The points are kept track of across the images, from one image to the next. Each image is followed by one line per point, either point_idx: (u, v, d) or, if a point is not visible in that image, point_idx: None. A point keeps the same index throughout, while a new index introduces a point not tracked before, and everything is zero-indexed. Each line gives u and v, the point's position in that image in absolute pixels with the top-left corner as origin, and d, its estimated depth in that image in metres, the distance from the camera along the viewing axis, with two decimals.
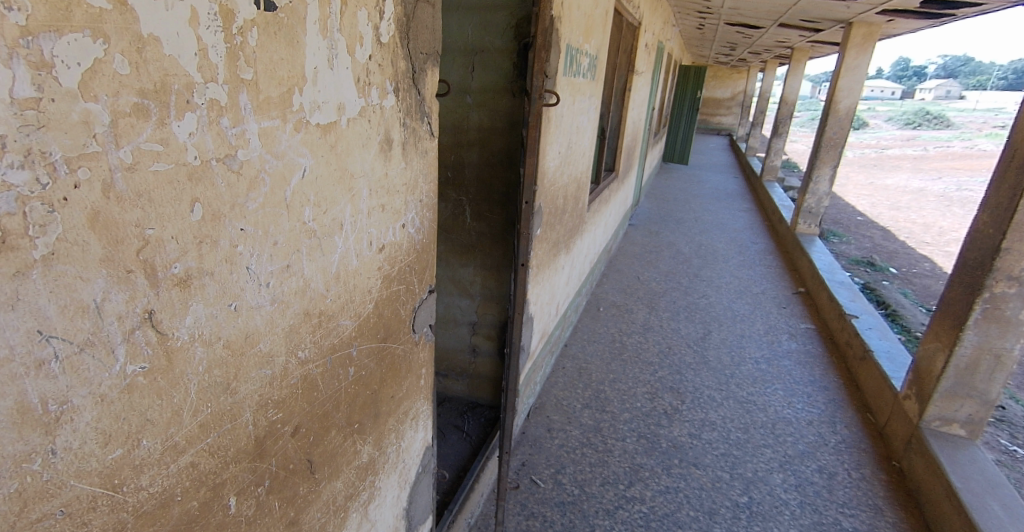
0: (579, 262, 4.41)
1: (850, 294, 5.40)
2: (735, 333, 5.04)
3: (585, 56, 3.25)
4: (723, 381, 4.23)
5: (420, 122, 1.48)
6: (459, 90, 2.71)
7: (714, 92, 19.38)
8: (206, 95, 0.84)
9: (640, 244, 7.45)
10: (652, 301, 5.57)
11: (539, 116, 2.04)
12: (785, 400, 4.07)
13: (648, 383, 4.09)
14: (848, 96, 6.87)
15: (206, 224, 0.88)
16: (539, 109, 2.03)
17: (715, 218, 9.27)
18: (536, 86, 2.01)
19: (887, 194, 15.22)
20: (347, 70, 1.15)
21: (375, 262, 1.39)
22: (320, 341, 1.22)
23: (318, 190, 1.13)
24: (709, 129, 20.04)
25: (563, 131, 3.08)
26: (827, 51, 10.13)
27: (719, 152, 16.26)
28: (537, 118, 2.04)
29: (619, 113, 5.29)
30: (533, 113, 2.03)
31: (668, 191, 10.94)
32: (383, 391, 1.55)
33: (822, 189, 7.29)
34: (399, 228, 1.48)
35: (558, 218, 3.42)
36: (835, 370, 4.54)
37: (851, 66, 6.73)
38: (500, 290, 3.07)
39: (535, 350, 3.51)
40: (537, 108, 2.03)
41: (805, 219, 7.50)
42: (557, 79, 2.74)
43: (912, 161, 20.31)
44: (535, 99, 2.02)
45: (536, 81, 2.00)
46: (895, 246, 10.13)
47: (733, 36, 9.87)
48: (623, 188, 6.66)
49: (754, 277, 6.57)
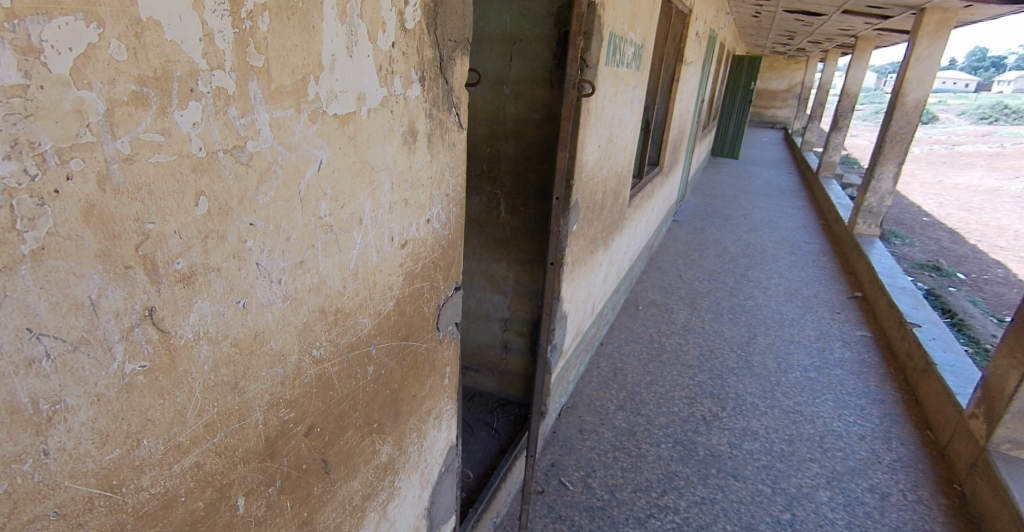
0: (618, 259, 4.29)
1: (912, 301, 5.05)
2: (782, 337, 4.80)
3: (629, 45, 3.12)
4: (767, 388, 4.03)
5: (448, 113, 1.42)
6: (497, 81, 2.65)
7: (769, 84, 18.60)
8: (212, 84, 0.80)
9: (685, 240, 7.22)
10: (695, 301, 5.37)
11: (574, 107, 1.94)
12: (835, 412, 3.84)
13: (686, 387, 3.94)
14: (918, 89, 6.37)
15: (212, 219, 0.84)
16: (574, 99, 1.93)
17: (766, 216, 8.88)
18: (572, 75, 1.91)
19: (957, 194, 14.24)
20: (368, 58, 1.10)
21: (397, 258, 1.35)
22: (336, 339, 1.18)
23: (335, 184, 1.08)
24: (762, 122, 19.26)
25: (604, 123, 2.97)
26: (896, 39, 9.51)
27: (773, 147, 15.61)
28: (573, 110, 1.94)
29: (666, 106, 5.11)
30: (568, 104, 1.94)
31: (715, 187, 10.58)
32: (404, 390, 1.51)
33: (884, 187, 6.86)
34: (424, 224, 1.43)
35: (597, 213, 3.31)
36: (891, 381, 4.26)
37: (922, 55, 6.28)
38: (534, 287, 3.00)
39: (569, 349, 3.42)
40: (573, 98, 1.93)
41: (864, 219, 7.08)
42: (599, 69, 2.63)
43: (986, 159, 18.94)
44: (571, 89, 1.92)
45: (572, 70, 1.90)
46: (964, 250, 9.47)
47: (792, 24, 9.40)
48: (668, 183, 6.43)
49: (806, 279, 6.25)
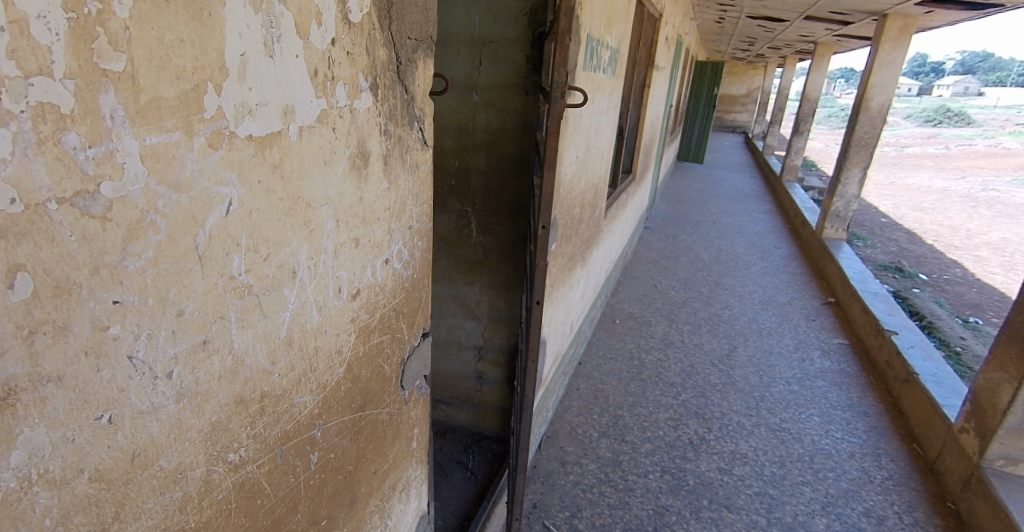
0: (595, 273, 4.07)
1: (887, 307, 5.00)
2: (762, 348, 4.67)
3: (605, 48, 2.89)
4: (752, 405, 3.86)
5: (408, 128, 1.15)
6: (465, 87, 2.38)
7: (729, 89, 18.87)
8: (32, 99, 0.51)
9: (657, 248, 7.08)
10: (672, 312, 5.20)
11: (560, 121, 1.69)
12: (822, 428, 3.70)
13: (670, 407, 3.73)
14: (882, 93, 6.40)
15: (42, 304, 0.54)
16: (560, 111, 1.68)
17: (734, 220, 8.86)
18: (558, 81, 1.65)
19: (910, 194, 14.67)
20: (297, 60, 0.82)
21: (348, 312, 1.06)
22: (264, 432, 0.89)
23: (254, 229, 0.79)
24: (723, 126, 19.52)
25: (581, 133, 2.73)
26: (853, 45, 9.66)
27: (735, 151, 15.80)
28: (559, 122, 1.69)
29: (638, 113, 4.92)
30: (553, 116, 1.69)
31: (683, 192, 10.55)
32: (361, 469, 1.22)
33: (851, 191, 6.87)
34: (381, 266, 1.14)
35: (575, 229, 3.07)
36: (874, 392, 4.16)
37: (884, 61, 6.29)
38: (510, 312, 2.74)
39: (548, 375, 3.16)
40: (558, 110, 1.68)
41: (832, 222, 7.09)
42: (576, 74, 2.39)
43: (933, 160, 19.70)
44: (556, 100, 1.67)
45: (556, 75, 1.65)
46: (922, 250, 9.66)
47: (754, 30, 9.43)
48: (640, 191, 6.27)
49: (780, 286, 6.17)
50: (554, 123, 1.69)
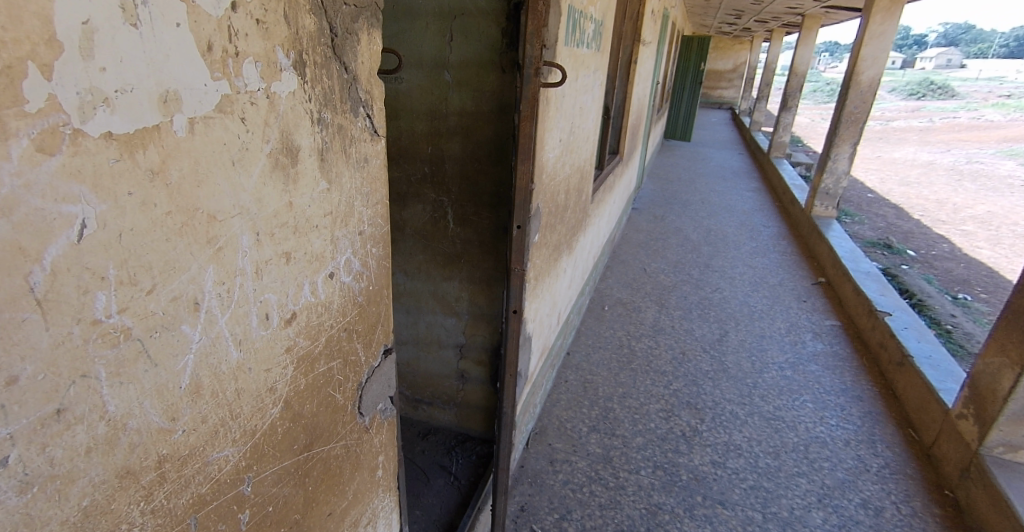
0: (582, 261, 3.89)
1: (879, 287, 4.90)
2: (754, 332, 4.55)
3: (589, 21, 2.68)
4: (745, 393, 3.74)
5: (352, 115, 0.95)
6: (436, 66, 2.17)
7: (715, 64, 18.58)
8: None
9: (645, 230, 6.93)
10: (662, 297, 5.06)
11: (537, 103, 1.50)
12: (816, 415, 3.60)
13: (661, 398, 3.61)
14: (872, 67, 6.21)
15: None
16: (537, 91, 1.49)
17: (723, 199, 8.72)
18: (532, 56, 1.46)
19: (896, 169, 14.63)
20: (180, 31, 0.62)
21: (281, 341, 0.88)
22: (166, 503, 0.72)
23: (127, 256, 0.61)
24: (710, 103, 19.27)
25: (564, 114, 2.53)
26: (841, 17, 9.47)
27: (722, 128, 15.62)
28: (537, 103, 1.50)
29: (624, 91, 4.71)
30: (528, 98, 1.49)
31: (671, 171, 10.37)
32: (311, 515, 1.05)
33: (841, 168, 6.73)
34: (324, 281, 0.96)
35: (560, 216, 2.88)
36: (868, 375, 4.07)
37: (875, 33, 6.12)
38: (492, 308, 2.56)
39: (534, 371, 3.00)
40: (534, 90, 1.49)
41: (822, 200, 6.97)
42: (557, 49, 2.18)
43: (917, 133, 19.68)
44: (531, 79, 1.48)
45: (531, 49, 1.45)
46: (909, 225, 9.61)
47: (741, 3, 9.17)
48: (627, 172, 6.07)
49: (770, 266, 6.05)
50: (530, 107, 1.49)
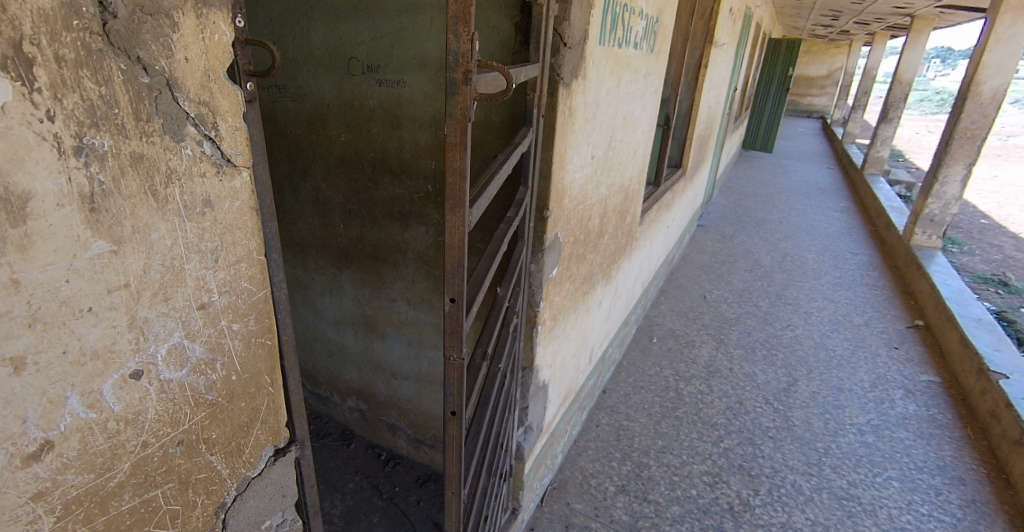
0: (625, 290, 3.45)
1: (993, 340, 4.08)
2: (829, 383, 3.91)
3: (638, 17, 2.26)
4: (813, 461, 3.16)
5: (166, 139, 0.62)
6: (441, 67, 1.84)
7: (806, 70, 17.19)
8: None
9: (710, 251, 6.31)
10: (721, 331, 4.50)
11: (470, 124, 0.94)
12: (902, 498, 2.96)
13: (709, 458, 3.10)
14: (996, 76, 5.28)
15: None
16: (468, 107, 0.93)
17: (804, 219, 7.87)
18: (457, 51, 0.90)
19: (1017, 191, 12.85)
20: None
21: (15, 487, 0.57)
22: None
23: None
24: (798, 111, 17.87)
25: (598, 126, 2.12)
26: (960, 18, 8.31)
27: (810, 139, 14.37)
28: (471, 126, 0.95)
29: (691, 98, 4.21)
30: (455, 118, 0.94)
31: (747, 185, 9.56)
32: None
33: (950, 192, 5.80)
34: (121, 386, 0.64)
35: (593, 244, 2.47)
36: (972, 451, 3.35)
37: (1003, 36, 5.21)
38: None
39: (553, 420, 2.61)
40: (463, 105, 0.93)
41: (924, 228, 6.06)
42: (586, 49, 1.79)
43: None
44: (458, 88, 0.92)
45: (455, 42, 0.90)
46: None
47: (839, 3, 8.26)
48: (691, 188, 5.51)
49: (855, 302, 5.29)
50: (456, 131, 0.94)
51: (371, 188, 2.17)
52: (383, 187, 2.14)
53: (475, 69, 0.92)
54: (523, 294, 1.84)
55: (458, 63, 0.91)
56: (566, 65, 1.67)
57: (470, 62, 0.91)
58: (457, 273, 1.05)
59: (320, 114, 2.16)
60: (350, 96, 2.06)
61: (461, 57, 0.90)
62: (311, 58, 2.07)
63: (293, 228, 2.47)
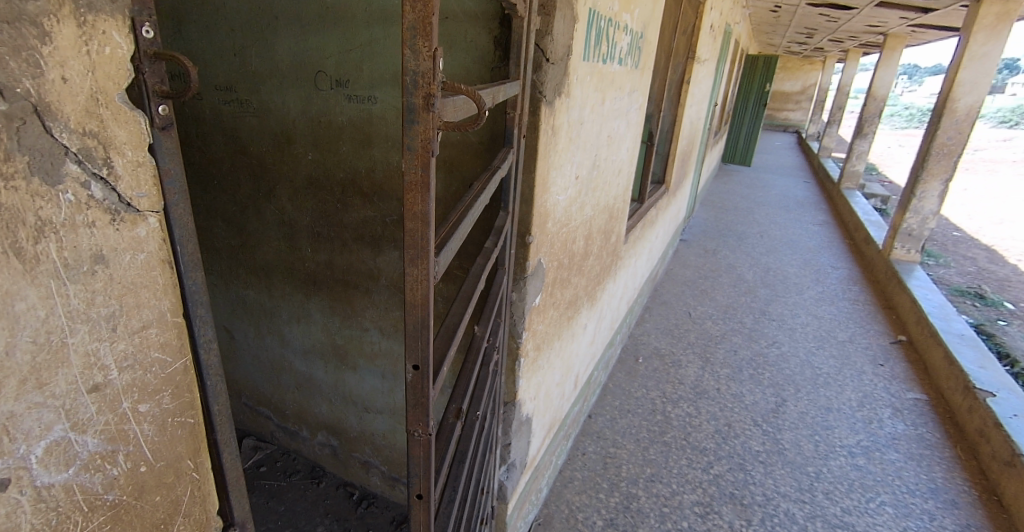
0: (610, 311, 3.33)
1: (977, 356, 4.05)
2: (817, 403, 3.83)
3: (622, 32, 2.16)
4: (805, 487, 3.06)
5: (34, 182, 0.47)
6: None
7: (781, 85, 17.49)
8: None
9: (694, 266, 6.25)
10: (707, 349, 4.41)
11: (433, 159, 0.82)
12: (897, 525, 2.86)
13: (698, 486, 2.98)
14: (970, 93, 5.33)
15: None
16: (430, 138, 0.80)
17: (785, 233, 7.89)
18: (416, 70, 0.77)
19: (986, 203, 13.15)
20: None
21: None
22: None
23: None
24: (775, 125, 18.15)
25: (581, 145, 2.01)
26: (931, 36, 8.48)
27: (788, 152, 14.57)
28: (434, 161, 0.82)
29: (674, 114, 4.15)
30: (415, 150, 0.81)
31: (727, 198, 9.59)
32: None
33: (928, 207, 5.84)
34: None
35: (577, 268, 2.35)
36: (963, 473, 3.28)
37: (976, 54, 5.27)
38: None
39: (537, 454, 2.46)
40: (425, 137, 0.80)
41: (903, 242, 6.08)
42: (569, 64, 1.67)
43: (1010, 165, 17.82)
44: (418, 116, 0.79)
45: (413, 59, 0.77)
46: (1005, 271, 8.41)
47: (815, 20, 8.37)
48: (674, 203, 5.45)
49: (838, 317, 5.25)
50: (417, 168, 0.82)
51: (340, 210, 2.02)
52: (353, 210, 1.99)
53: (438, 93, 0.79)
54: (504, 326, 1.71)
55: (417, 85, 0.78)
56: (548, 81, 1.56)
57: (432, 83, 0.78)
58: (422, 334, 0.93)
59: (285, 131, 2.01)
60: (316, 112, 1.91)
61: (421, 74, 0.77)
62: (275, 71, 1.93)
63: (257, 252, 2.31)
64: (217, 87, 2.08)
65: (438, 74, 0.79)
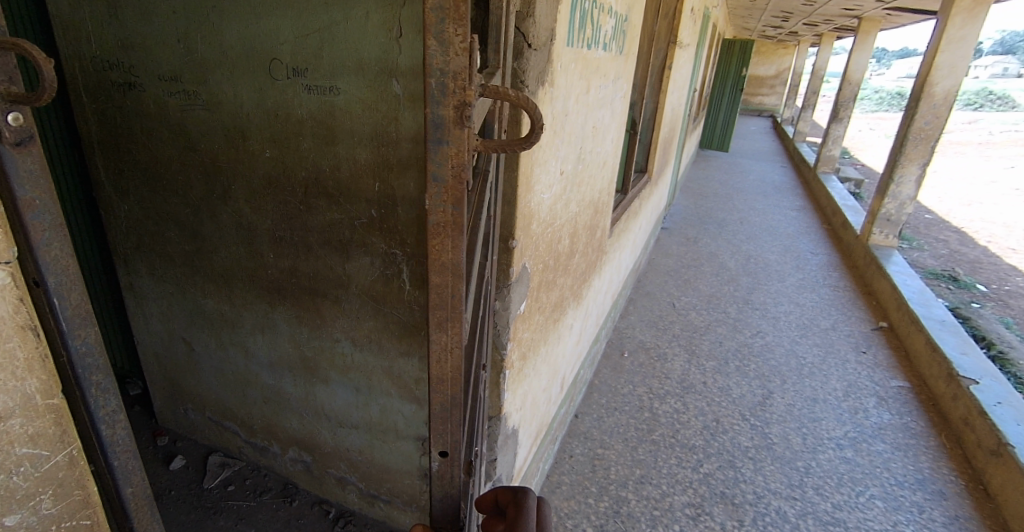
0: (595, 308, 3.22)
1: (958, 342, 4.06)
2: (804, 394, 3.79)
3: (607, 14, 2.00)
4: (795, 482, 3.00)
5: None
6: (380, 72, 1.53)
7: (756, 70, 17.51)
8: None
9: (676, 254, 6.18)
10: (692, 341, 4.34)
11: (464, 185, 0.87)
12: (888, 519, 2.82)
13: (689, 487, 2.90)
14: (948, 77, 5.32)
15: None
16: (462, 162, 0.85)
17: (764, 219, 7.87)
18: (446, 75, 0.80)
19: (956, 186, 13.39)
20: None
21: None
22: None
23: None
24: (750, 110, 18.22)
25: (566, 137, 1.85)
26: (905, 20, 8.49)
27: (764, 137, 14.62)
28: (465, 191, 0.87)
29: (655, 101, 4.02)
30: (446, 179, 0.86)
31: (706, 185, 9.55)
32: None
33: (906, 192, 5.84)
34: None
35: (563, 268, 2.20)
36: (949, 462, 3.27)
37: (954, 38, 5.25)
38: None
39: (523, 464, 2.33)
40: (457, 159, 0.84)
41: (882, 227, 6.09)
42: (552, 50, 1.51)
43: (976, 147, 18.20)
44: (450, 137, 0.83)
45: (441, 54, 0.79)
46: (976, 253, 8.55)
47: (791, 4, 8.32)
48: (656, 192, 5.34)
49: (820, 305, 5.24)
50: (448, 202, 0.87)
51: (304, 213, 1.84)
52: (318, 212, 1.81)
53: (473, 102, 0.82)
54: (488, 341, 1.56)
55: (449, 93, 0.81)
56: (532, 70, 1.41)
57: (467, 87, 0.80)
58: (450, 421, 1.07)
59: (239, 126, 1.83)
60: (273, 104, 1.73)
61: (454, 77, 0.79)
62: (227, 60, 1.75)
63: (216, 257, 2.12)
64: (163, 78, 1.89)
65: (474, 81, 0.82)
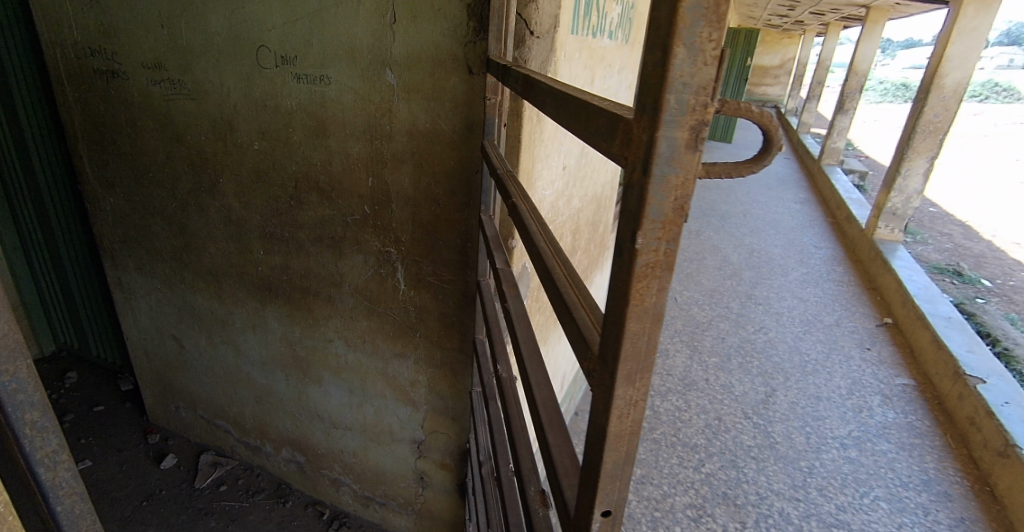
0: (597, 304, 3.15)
1: (965, 340, 4.00)
2: (808, 392, 3.73)
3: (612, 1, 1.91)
4: (799, 483, 2.95)
5: None
6: (373, 61, 1.45)
7: (760, 60, 17.29)
8: None
9: (677, 248, 6.10)
10: (694, 337, 4.27)
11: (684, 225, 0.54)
12: (893, 521, 2.77)
13: (690, 488, 2.84)
14: (958, 68, 5.20)
15: None
16: (688, 196, 0.52)
17: (767, 211, 7.79)
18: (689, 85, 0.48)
19: (960, 178, 13.27)
20: None
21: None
22: None
23: None
24: (753, 100, 18.04)
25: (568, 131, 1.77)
26: (913, 9, 8.33)
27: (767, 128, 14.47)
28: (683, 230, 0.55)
29: None
30: (663, 215, 0.53)
31: (708, 176, 9.45)
32: None
33: (913, 186, 5.75)
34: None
35: None
36: (955, 462, 3.22)
37: (965, 28, 5.12)
38: (459, 406, 1.79)
39: None
40: (682, 194, 0.52)
41: (887, 221, 6.00)
42: (555, 38, 1.42)
43: (981, 139, 18.03)
44: (679, 162, 0.50)
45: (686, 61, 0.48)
46: (980, 247, 8.46)
47: None
48: None
49: (824, 300, 5.17)
50: (662, 243, 0.54)
51: (294, 208, 1.77)
52: (310, 207, 1.73)
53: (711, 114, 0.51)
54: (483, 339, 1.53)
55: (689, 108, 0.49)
56: (535, 60, 1.30)
57: (711, 102, 0.49)
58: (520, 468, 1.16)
59: (226, 116, 1.74)
60: (260, 93, 1.65)
61: (697, 90, 0.48)
62: (212, 46, 1.66)
63: (204, 253, 2.05)
64: (146, 64, 1.80)
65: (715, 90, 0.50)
